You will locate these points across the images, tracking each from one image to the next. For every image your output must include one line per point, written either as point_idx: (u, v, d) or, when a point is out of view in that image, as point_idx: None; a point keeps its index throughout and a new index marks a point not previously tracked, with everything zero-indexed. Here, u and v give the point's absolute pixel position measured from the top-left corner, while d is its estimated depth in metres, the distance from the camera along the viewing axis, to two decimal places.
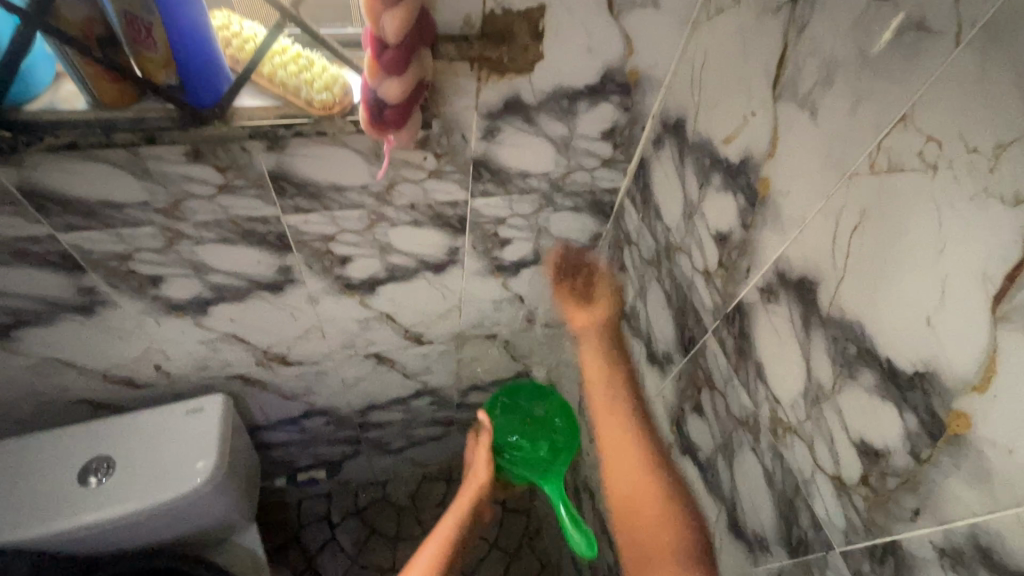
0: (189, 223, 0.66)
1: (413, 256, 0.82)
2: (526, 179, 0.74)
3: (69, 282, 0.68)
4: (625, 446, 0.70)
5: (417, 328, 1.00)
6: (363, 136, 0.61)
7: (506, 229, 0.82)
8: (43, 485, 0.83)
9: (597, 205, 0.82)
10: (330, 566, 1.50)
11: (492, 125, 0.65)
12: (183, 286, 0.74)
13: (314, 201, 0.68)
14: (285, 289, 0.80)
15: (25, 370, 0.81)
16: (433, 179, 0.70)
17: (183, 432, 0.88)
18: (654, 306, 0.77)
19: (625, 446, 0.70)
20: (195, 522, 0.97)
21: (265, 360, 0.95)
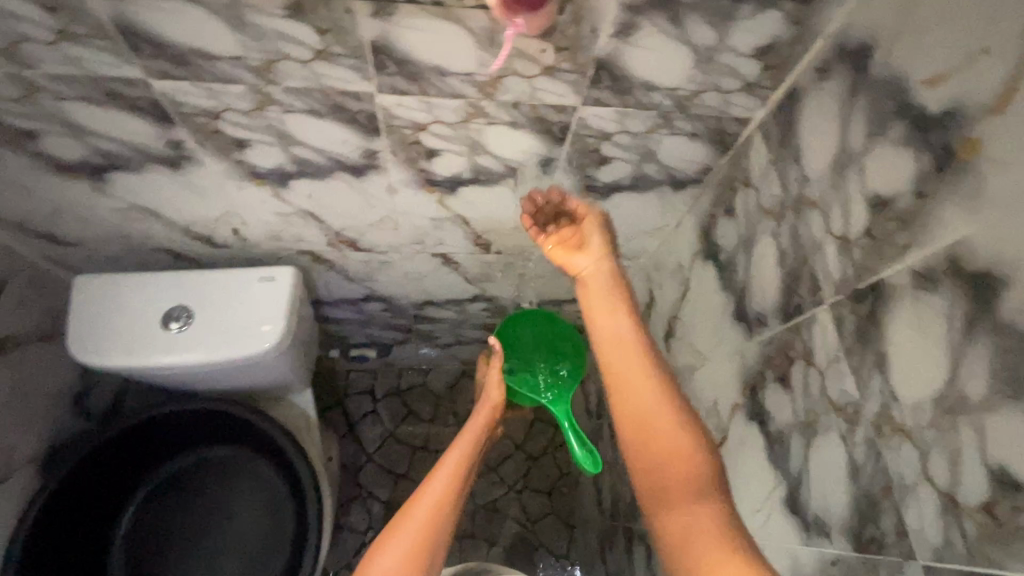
0: (281, 88, 0.61)
1: (503, 161, 0.75)
2: (650, 92, 0.64)
3: (158, 133, 0.66)
4: (642, 410, 0.59)
5: (489, 236, 0.96)
6: (481, 14, 0.53)
7: (610, 146, 0.73)
8: (131, 321, 0.88)
9: (719, 134, 0.72)
10: (369, 433, 1.62)
11: (631, 20, 0.54)
12: (267, 155, 0.71)
13: (412, 84, 0.61)
14: (367, 174, 0.77)
15: (115, 212, 0.83)
16: (545, 77, 0.61)
17: (256, 297, 0.91)
18: (758, 262, 0.70)
19: (638, 393, 0.60)
20: (259, 378, 1.04)
21: (336, 241, 0.94)
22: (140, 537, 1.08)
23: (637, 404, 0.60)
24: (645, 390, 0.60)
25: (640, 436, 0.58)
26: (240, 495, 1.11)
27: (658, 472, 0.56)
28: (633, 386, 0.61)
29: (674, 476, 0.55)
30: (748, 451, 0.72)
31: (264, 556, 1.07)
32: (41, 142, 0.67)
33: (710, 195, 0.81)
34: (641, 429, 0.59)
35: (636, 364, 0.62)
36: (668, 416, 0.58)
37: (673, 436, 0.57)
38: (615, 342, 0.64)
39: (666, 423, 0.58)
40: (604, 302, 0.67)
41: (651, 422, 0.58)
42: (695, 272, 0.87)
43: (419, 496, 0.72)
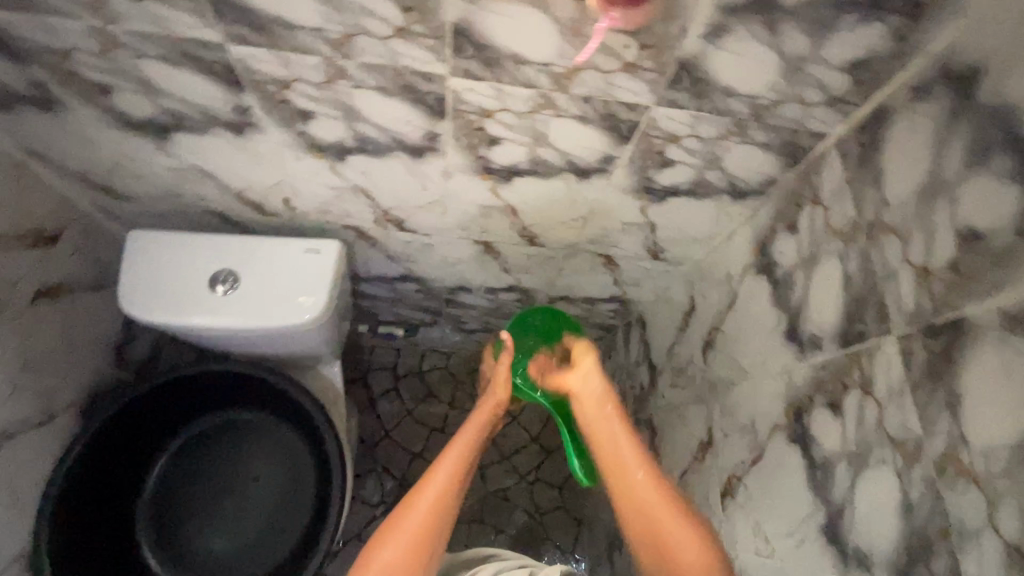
0: (355, 63, 0.60)
1: (564, 155, 0.74)
2: (728, 98, 0.62)
3: (228, 97, 0.66)
4: (641, 503, 0.70)
5: (535, 229, 0.95)
6: (570, 4, 0.51)
7: (676, 150, 0.72)
8: (178, 279, 0.89)
9: (791, 147, 0.69)
10: (388, 410, 1.64)
11: (725, 22, 0.52)
12: (330, 128, 0.71)
13: (487, 70, 0.59)
14: (425, 156, 0.76)
15: (173, 172, 0.84)
16: (624, 74, 0.59)
17: (301, 268, 0.91)
18: (820, 282, 0.67)
19: (640, 489, 0.71)
20: (294, 345, 1.05)
21: (383, 220, 0.94)
22: (165, 496, 1.08)
23: (637, 502, 0.70)
24: (636, 476, 0.72)
25: (642, 535, 0.69)
26: (263, 458, 1.11)
27: (665, 556, 0.66)
28: (627, 478, 0.73)
29: (686, 562, 0.64)
30: (786, 473, 0.71)
31: (286, 519, 1.08)
32: (113, 98, 0.68)
33: (771, 208, 0.78)
34: (646, 521, 0.69)
35: (632, 470, 0.73)
36: (667, 506, 0.68)
37: (676, 525, 0.67)
38: (614, 447, 0.77)
39: (669, 515, 0.67)
40: (602, 422, 0.81)
41: (652, 510, 0.69)
42: (745, 285, 0.85)
43: (425, 485, 0.77)
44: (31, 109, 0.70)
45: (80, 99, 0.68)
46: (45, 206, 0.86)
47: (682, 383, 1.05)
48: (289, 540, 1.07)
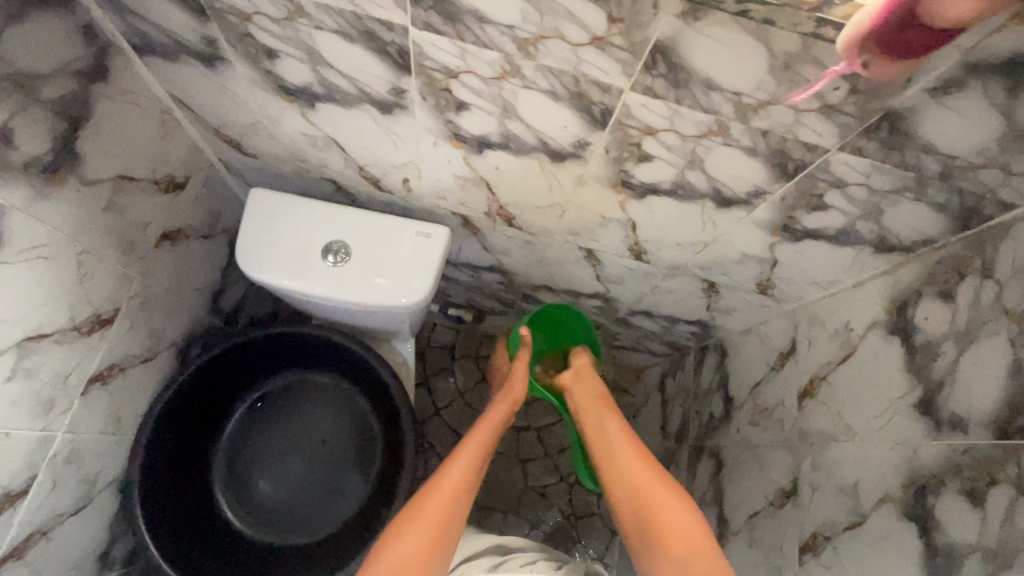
0: (534, 64, 0.58)
1: (713, 182, 0.71)
2: (922, 155, 0.57)
3: (389, 78, 0.66)
4: (632, 475, 0.86)
5: (646, 246, 0.93)
6: (796, 38, 0.47)
7: (835, 196, 0.68)
8: (291, 243, 0.90)
9: (967, 213, 0.64)
10: (440, 389, 1.66)
11: (960, 78, 0.47)
12: (480, 121, 0.70)
13: (671, 89, 0.57)
14: (566, 162, 0.74)
15: (304, 138, 0.84)
16: (817, 115, 0.55)
17: (409, 250, 0.91)
18: (973, 361, 0.63)
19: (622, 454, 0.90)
20: (381, 319, 1.06)
21: (494, 213, 0.93)
22: (239, 444, 1.12)
23: (632, 481, 0.85)
24: (621, 469, 0.88)
25: (623, 482, 0.86)
26: (327, 418, 1.14)
27: (643, 513, 0.81)
28: (619, 457, 0.90)
29: (668, 522, 0.78)
30: (893, 548, 0.68)
31: (349, 486, 1.10)
32: (276, 63, 0.68)
33: (919, 269, 0.74)
34: (631, 484, 0.85)
35: (625, 454, 0.90)
36: (638, 460, 0.88)
37: (644, 477, 0.85)
38: (609, 446, 0.93)
39: (646, 477, 0.84)
40: (592, 413, 1.02)
41: (640, 480, 0.84)
42: (866, 342, 0.81)
43: (439, 482, 0.83)
44: (193, 62, 0.71)
45: (244, 59, 0.68)
46: (178, 154, 0.88)
47: (765, 424, 1.02)
48: (350, 506, 1.09)
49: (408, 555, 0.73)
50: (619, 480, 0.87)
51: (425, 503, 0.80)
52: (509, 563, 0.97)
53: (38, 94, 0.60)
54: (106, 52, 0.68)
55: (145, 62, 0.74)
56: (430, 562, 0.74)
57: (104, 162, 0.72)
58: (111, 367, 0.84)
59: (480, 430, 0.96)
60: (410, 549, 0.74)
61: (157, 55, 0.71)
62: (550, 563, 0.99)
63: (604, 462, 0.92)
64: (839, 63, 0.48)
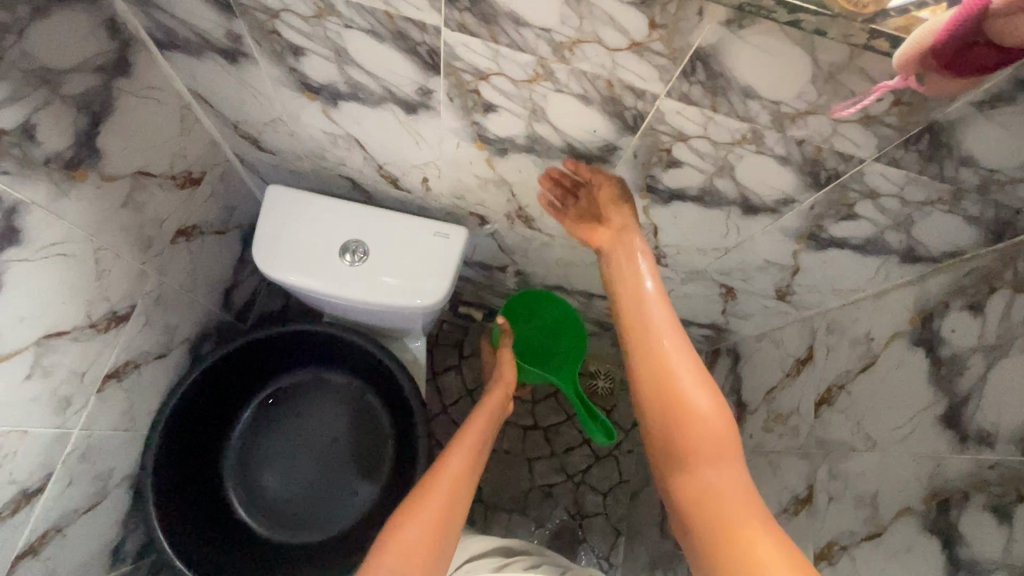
0: (568, 68, 0.57)
1: (742, 190, 0.70)
2: (960, 168, 0.56)
3: (417, 78, 0.65)
4: (668, 364, 0.65)
5: (667, 250, 0.92)
6: (843, 49, 0.46)
7: (866, 206, 0.67)
8: (308, 242, 0.89)
9: (1000, 226, 0.63)
10: (448, 386, 1.65)
11: (1009, 93, 0.47)
12: (507, 123, 0.69)
13: (708, 97, 0.56)
14: (592, 166, 0.73)
15: (325, 135, 0.84)
16: (856, 125, 0.54)
17: (427, 251, 0.90)
18: (1002, 375, 0.63)
19: (669, 338, 0.66)
20: (395, 317, 1.06)
21: (513, 214, 0.93)
22: (251, 440, 1.12)
23: (659, 364, 0.65)
24: (667, 357, 0.65)
25: (657, 378, 0.65)
26: (338, 415, 1.14)
27: (676, 432, 0.62)
28: (659, 335, 0.67)
29: (699, 434, 0.61)
30: (914, 560, 0.68)
31: (361, 484, 1.10)
32: (301, 60, 0.67)
33: (946, 280, 0.73)
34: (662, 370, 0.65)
35: (659, 336, 0.67)
36: (682, 350, 0.66)
37: (686, 376, 0.64)
38: (642, 305, 0.70)
39: (681, 363, 0.65)
40: (624, 283, 0.74)
41: (673, 371, 0.64)
42: (888, 352, 0.80)
43: (439, 473, 0.81)
44: (216, 57, 0.70)
45: (269, 55, 0.67)
46: (196, 148, 0.87)
47: (780, 430, 1.02)
48: (361, 503, 1.09)
49: (413, 542, 0.69)
50: (657, 371, 0.65)
51: (428, 494, 0.77)
52: (515, 565, 0.96)
53: (60, 89, 0.59)
54: (128, 47, 0.67)
55: (166, 56, 0.72)
56: (437, 549, 0.70)
57: (124, 158, 0.71)
58: (126, 364, 0.84)
59: (473, 426, 0.96)
60: (415, 538, 0.70)
61: (178, 49, 0.70)
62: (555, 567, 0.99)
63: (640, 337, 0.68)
64: (890, 79, 0.47)
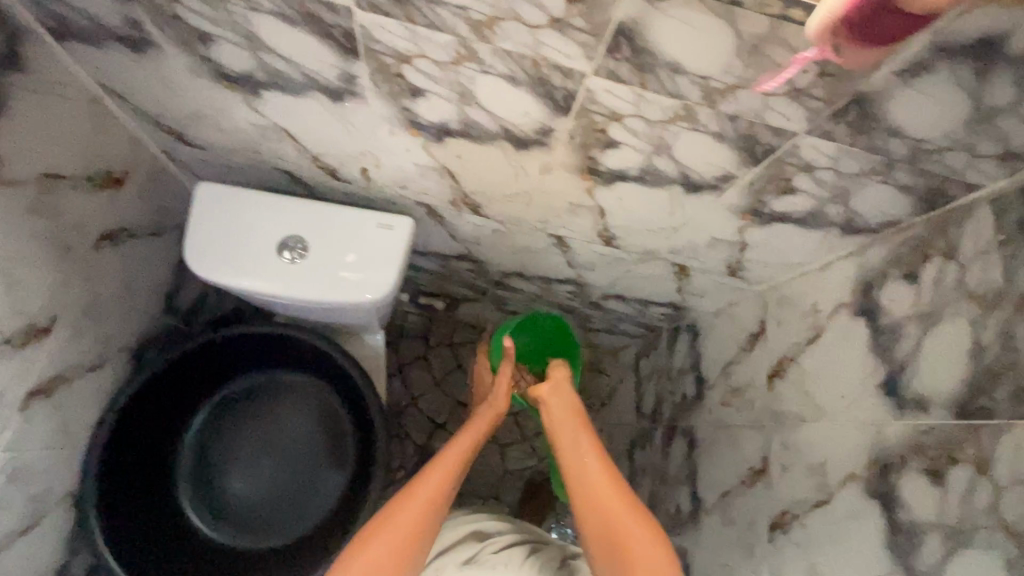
0: (491, 48, 0.54)
1: (682, 169, 0.69)
2: (890, 138, 0.56)
3: (337, 63, 0.61)
4: (596, 489, 0.82)
5: (617, 232, 0.91)
6: (763, 20, 0.45)
7: (804, 179, 0.66)
8: (244, 240, 0.85)
9: (933, 194, 0.64)
10: (416, 378, 1.63)
11: (929, 60, 0.46)
12: (439, 108, 0.66)
13: (636, 74, 0.54)
14: (530, 149, 0.71)
15: (254, 128, 0.79)
16: (785, 98, 0.53)
17: (371, 244, 0.87)
18: (936, 341, 0.64)
19: (596, 483, 0.83)
20: (347, 312, 1.03)
21: (460, 202, 0.90)
22: (206, 446, 1.08)
23: (588, 497, 0.82)
24: (599, 482, 0.83)
25: (589, 500, 0.82)
26: (297, 417, 1.10)
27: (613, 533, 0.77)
28: (590, 478, 0.84)
29: (630, 537, 0.75)
30: (858, 525, 0.70)
31: (325, 485, 1.08)
32: (212, 48, 0.62)
33: (885, 251, 0.74)
34: (600, 519, 0.79)
35: (588, 466, 0.86)
36: (607, 484, 0.83)
37: (612, 498, 0.80)
38: (573, 454, 0.89)
39: (610, 496, 0.81)
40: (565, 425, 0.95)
41: (602, 495, 0.81)
42: (833, 324, 0.81)
43: (423, 479, 0.83)
44: (120, 47, 0.65)
45: (176, 44, 0.63)
46: (117, 146, 0.82)
47: (736, 404, 1.03)
48: (326, 503, 1.07)
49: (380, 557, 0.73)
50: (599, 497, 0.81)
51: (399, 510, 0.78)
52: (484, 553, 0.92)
53: None
54: (18, 39, 0.62)
55: (65, 47, 0.67)
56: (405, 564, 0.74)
57: (27, 160, 0.66)
58: (53, 379, 0.79)
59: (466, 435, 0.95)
60: (382, 552, 0.74)
61: (77, 40, 0.65)
62: (524, 548, 0.95)
63: (574, 479, 0.86)
64: (807, 50, 0.46)
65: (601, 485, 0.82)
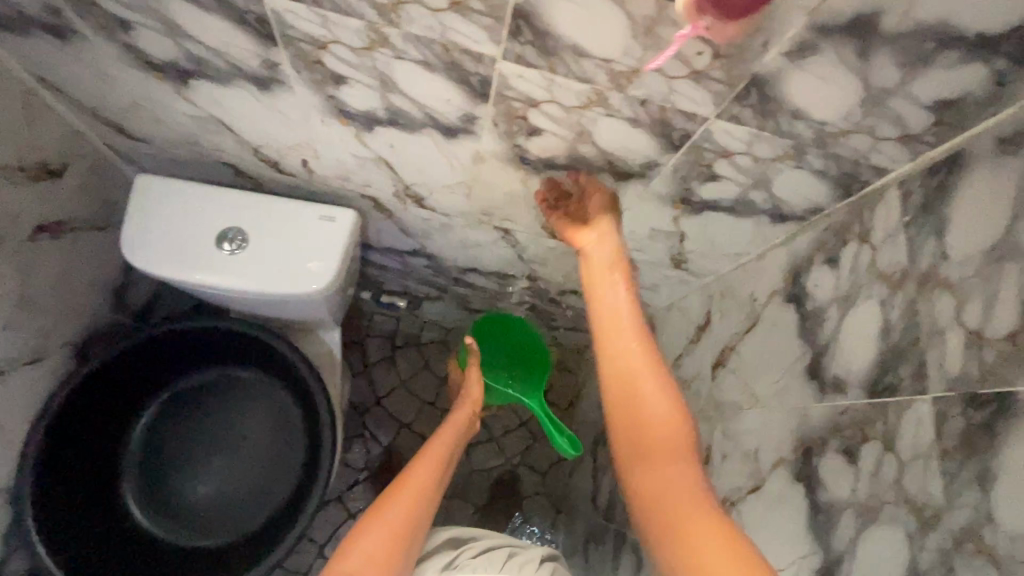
0: (400, 32, 0.55)
1: (607, 156, 0.70)
2: (794, 122, 0.57)
3: (257, 50, 0.61)
4: (633, 371, 0.65)
5: (559, 223, 0.91)
6: (648, 2, 0.46)
7: (724, 166, 0.68)
8: (185, 232, 0.86)
9: (847, 178, 0.65)
10: (382, 378, 1.63)
11: (812, 41, 0.47)
12: (363, 96, 0.67)
13: (543, 58, 0.55)
14: (459, 137, 0.71)
15: (190, 119, 0.80)
16: (688, 82, 0.54)
17: (313, 236, 0.87)
18: (852, 323, 0.65)
19: (636, 366, 0.65)
20: (297, 307, 1.03)
21: (402, 194, 0.90)
22: (154, 445, 1.07)
23: (627, 377, 0.64)
24: (638, 366, 0.65)
25: (626, 392, 0.64)
26: (248, 414, 1.10)
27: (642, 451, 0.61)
28: (631, 354, 0.65)
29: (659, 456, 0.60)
30: (783, 508, 0.70)
31: (275, 480, 1.07)
32: (133, 35, 0.63)
33: (811, 238, 0.75)
34: (626, 390, 0.64)
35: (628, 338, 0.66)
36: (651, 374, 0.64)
37: (652, 390, 0.63)
38: (614, 309, 0.69)
39: (651, 392, 0.63)
40: (603, 277, 0.72)
41: (641, 382, 0.64)
42: (767, 311, 0.83)
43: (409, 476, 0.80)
44: (45, 36, 0.66)
45: (99, 32, 0.63)
46: (53, 138, 0.82)
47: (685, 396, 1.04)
48: (276, 502, 1.06)
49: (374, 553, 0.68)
50: (636, 391, 0.63)
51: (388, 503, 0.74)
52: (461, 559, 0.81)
53: None
54: None
55: None
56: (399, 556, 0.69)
57: None
58: None
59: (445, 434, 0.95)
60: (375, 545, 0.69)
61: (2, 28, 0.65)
62: (505, 550, 0.84)
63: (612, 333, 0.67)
64: (682, 30, 0.48)
65: (643, 378, 0.64)
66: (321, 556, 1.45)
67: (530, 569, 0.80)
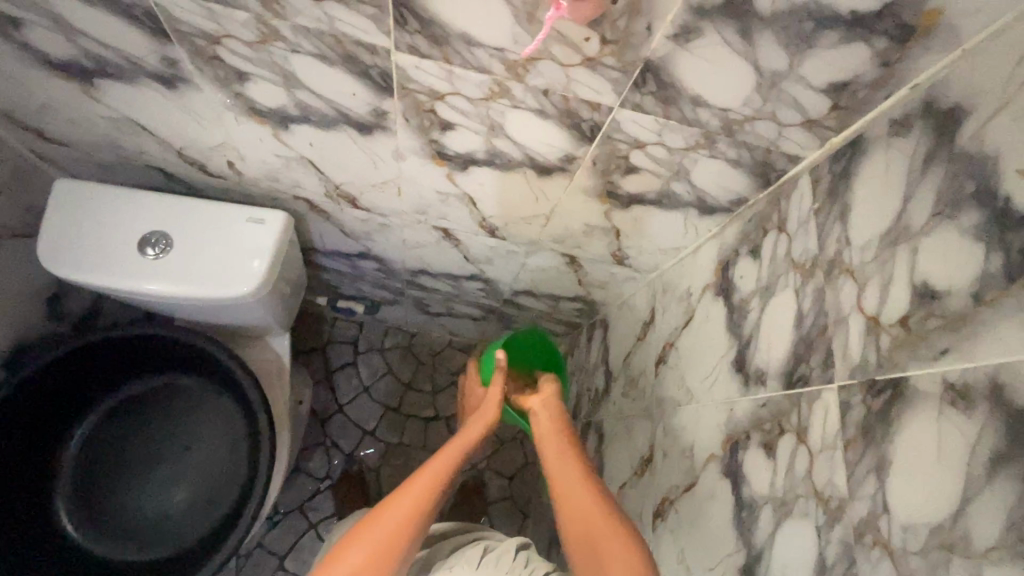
0: (289, 24, 0.54)
1: (524, 150, 0.68)
2: (697, 109, 0.56)
3: (152, 47, 0.60)
4: (574, 500, 0.69)
5: (496, 222, 0.90)
6: None
7: (641, 156, 0.66)
8: (106, 237, 0.84)
9: (763, 167, 0.64)
10: (344, 385, 1.60)
11: (693, 23, 0.46)
12: (270, 93, 0.65)
13: (435, 47, 0.53)
14: (374, 134, 0.70)
15: (106, 121, 0.78)
16: (583, 69, 0.53)
17: (241, 238, 0.86)
18: (772, 314, 0.64)
19: (572, 495, 0.69)
20: (236, 313, 1.01)
21: (334, 195, 0.89)
22: (94, 458, 1.04)
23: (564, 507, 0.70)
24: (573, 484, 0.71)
25: (575, 526, 0.68)
26: (191, 427, 1.07)
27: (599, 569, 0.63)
28: (564, 484, 0.71)
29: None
30: (713, 506, 0.68)
31: (217, 492, 1.04)
32: (26, 33, 0.61)
33: (738, 229, 0.74)
34: (575, 517, 0.68)
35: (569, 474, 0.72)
36: (584, 494, 0.69)
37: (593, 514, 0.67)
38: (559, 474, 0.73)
39: (585, 502, 0.68)
40: (547, 438, 0.80)
41: (578, 503, 0.68)
42: (701, 306, 0.81)
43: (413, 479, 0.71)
44: None
45: None
46: None
47: (633, 394, 1.02)
48: (215, 517, 1.02)
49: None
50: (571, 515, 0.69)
51: (386, 505, 0.68)
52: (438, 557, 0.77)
53: None
54: None
55: None
56: None
57: None
58: None
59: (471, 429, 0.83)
60: (362, 553, 0.64)
61: None
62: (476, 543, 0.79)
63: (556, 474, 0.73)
64: (549, 11, 0.47)
65: (573, 508, 0.69)
66: (281, 568, 1.42)
67: (507, 562, 0.74)
